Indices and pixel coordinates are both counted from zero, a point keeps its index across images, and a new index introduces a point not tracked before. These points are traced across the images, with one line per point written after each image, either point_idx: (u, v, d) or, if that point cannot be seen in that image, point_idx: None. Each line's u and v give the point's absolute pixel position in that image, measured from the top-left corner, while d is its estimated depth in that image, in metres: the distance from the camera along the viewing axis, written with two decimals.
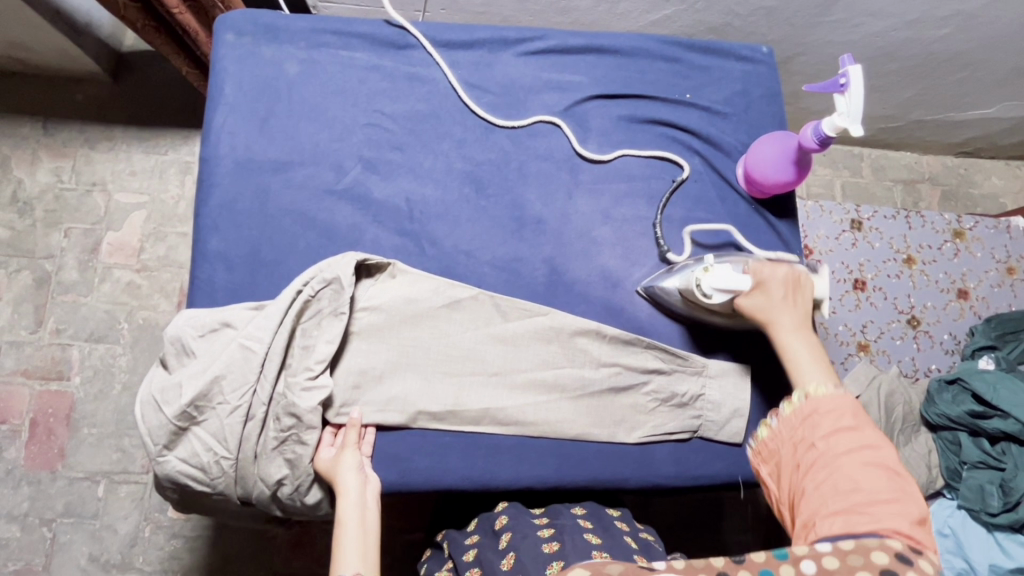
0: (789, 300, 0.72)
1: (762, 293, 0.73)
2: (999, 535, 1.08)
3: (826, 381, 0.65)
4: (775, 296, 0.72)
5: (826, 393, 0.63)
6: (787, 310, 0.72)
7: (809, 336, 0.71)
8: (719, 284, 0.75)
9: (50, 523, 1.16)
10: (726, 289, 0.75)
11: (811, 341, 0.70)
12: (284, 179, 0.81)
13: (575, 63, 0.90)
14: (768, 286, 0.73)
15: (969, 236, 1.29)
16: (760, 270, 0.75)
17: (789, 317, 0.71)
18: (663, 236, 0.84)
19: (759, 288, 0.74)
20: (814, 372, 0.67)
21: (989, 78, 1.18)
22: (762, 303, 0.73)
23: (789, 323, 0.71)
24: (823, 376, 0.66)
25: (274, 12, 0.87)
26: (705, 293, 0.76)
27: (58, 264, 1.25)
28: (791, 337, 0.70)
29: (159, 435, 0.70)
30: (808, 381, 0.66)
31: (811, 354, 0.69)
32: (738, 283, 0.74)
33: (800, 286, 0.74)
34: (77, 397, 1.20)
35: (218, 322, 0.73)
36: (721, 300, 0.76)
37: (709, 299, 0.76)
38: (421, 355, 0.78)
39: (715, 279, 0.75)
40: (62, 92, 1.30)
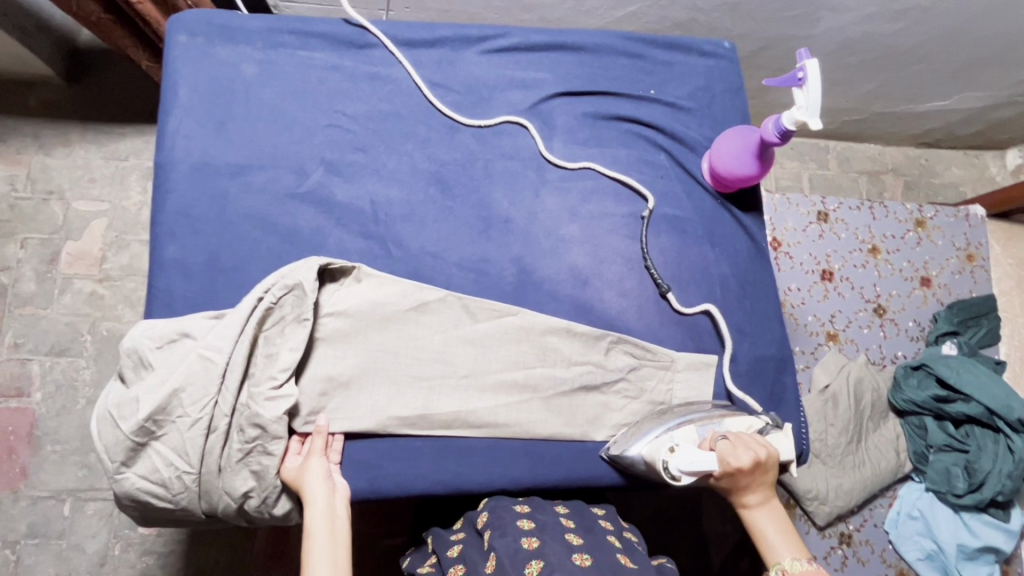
0: (759, 484, 0.73)
1: (731, 483, 0.72)
2: (966, 516, 1.11)
3: (798, 556, 0.70)
4: (747, 484, 0.73)
5: (802, 572, 0.67)
6: (764, 488, 0.73)
7: (778, 509, 0.74)
8: (687, 467, 0.70)
9: (14, 545, 1.11)
10: (692, 471, 0.70)
11: (781, 516, 0.74)
12: (243, 183, 0.79)
13: (539, 60, 0.89)
14: (737, 476, 0.71)
15: (930, 226, 1.32)
16: (729, 452, 0.71)
17: (761, 498, 0.73)
18: (658, 275, 0.84)
19: (729, 475, 0.71)
20: (786, 546, 0.71)
21: (945, 70, 1.20)
22: (733, 489, 0.72)
23: (757, 502, 0.73)
24: (793, 550, 0.70)
25: (228, 11, 0.84)
26: (673, 474, 0.71)
27: (14, 276, 1.20)
28: (761, 516, 0.73)
29: (116, 452, 0.67)
30: (783, 556, 0.70)
31: (780, 529, 0.72)
32: (707, 466, 0.70)
33: (767, 465, 0.72)
34: (39, 413, 1.16)
35: (176, 332, 0.71)
36: (687, 481, 0.72)
37: (679, 480, 0.72)
38: (390, 359, 0.77)
39: (682, 460, 0.71)
40: (14, 96, 1.25)
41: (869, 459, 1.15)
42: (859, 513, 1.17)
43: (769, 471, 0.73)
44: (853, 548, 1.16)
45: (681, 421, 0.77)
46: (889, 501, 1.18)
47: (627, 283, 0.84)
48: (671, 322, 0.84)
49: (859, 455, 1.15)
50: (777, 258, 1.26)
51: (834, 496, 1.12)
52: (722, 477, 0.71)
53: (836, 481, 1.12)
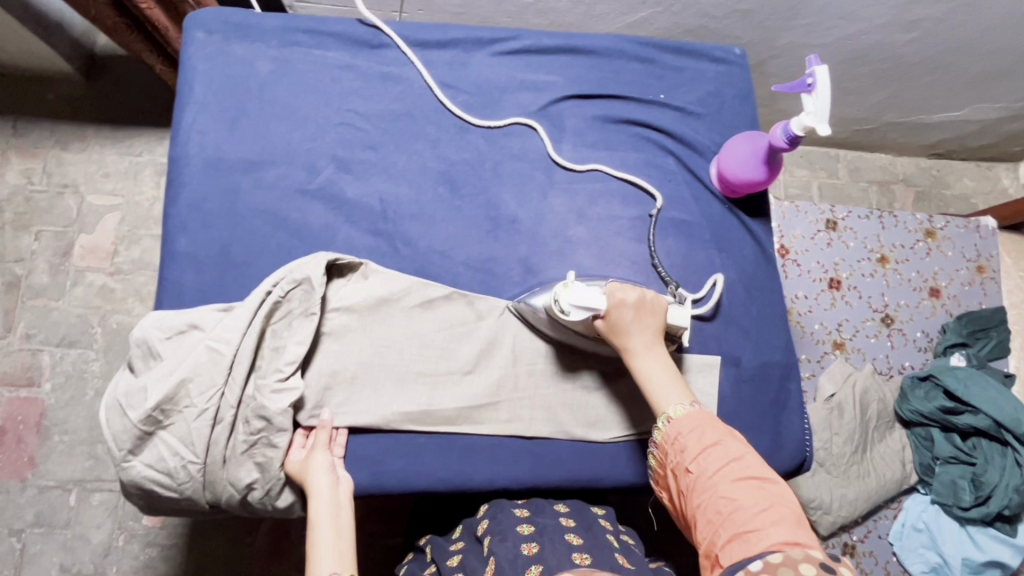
0: (642, 325, 0.73)
1: (615, 319, 0.72)
2: (972, 530, 1.10)
3: (682, 399, 0.70)
4: (630, 323, 0.72)
5: (684, 413, 0.68)
6: (651, 334, 0.73)
7: (663, 355, 0.73)
8: (575, 299, 0.72)
9: (20, 534, 1.12)
10: (583, 305, 0.72)
11: (666, 362, 0.73)
12: (255, 179, 0.80)
13: (549, 63, 0.90)
14: (621, 310, 0.73)
15: (940, 236, 1.31)
16: (618, 290, 0.73)
17: (645, 340, 0.73)
18: (665, 271, 0.85)
19: (615, 309, 0.72)
20: (670, 388, 0.70)
21: (958, 81, 1.20)
22: (618, 324, 0.72)
23: (641, 347, 0.72)
24: (677, 394, 0.70)
25: (244, 10, 0.86)
26: (563, 310, 0.73)
27: (28, 267, 1.22)
28: (645, 359, 0.72)
29: (124, 440, 0.68)
30: (667, 402, 0.70)
31: (666, 372, 0.72)
32: (596, 301, 0.72)
33: (651, 305, 0.74)
34: (48, 403, 1.17)
35: (185, 324, 0.72)
36: (578, 316, 0.72)
37: (569, 316, 0.73)
38: (395, 356, 0.78)
39: (573, 295, 0.72)
40: (33, 91, 1.28)
41: (873, 470, 1.14)
42: (863, 524, 1.17)
43: (655, 315, 0.74)
44: (857, 559, 1.15)
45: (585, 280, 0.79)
46: (894, 513, 1.18)
47: (634, 286, 0.85)
48: None
49: (864, 465, 1.14)
50: (785, 265, 1.25)
51: (838, 506, 1.11)
52: (610, 312, 0.73)
53: (840, 491, 1.12)
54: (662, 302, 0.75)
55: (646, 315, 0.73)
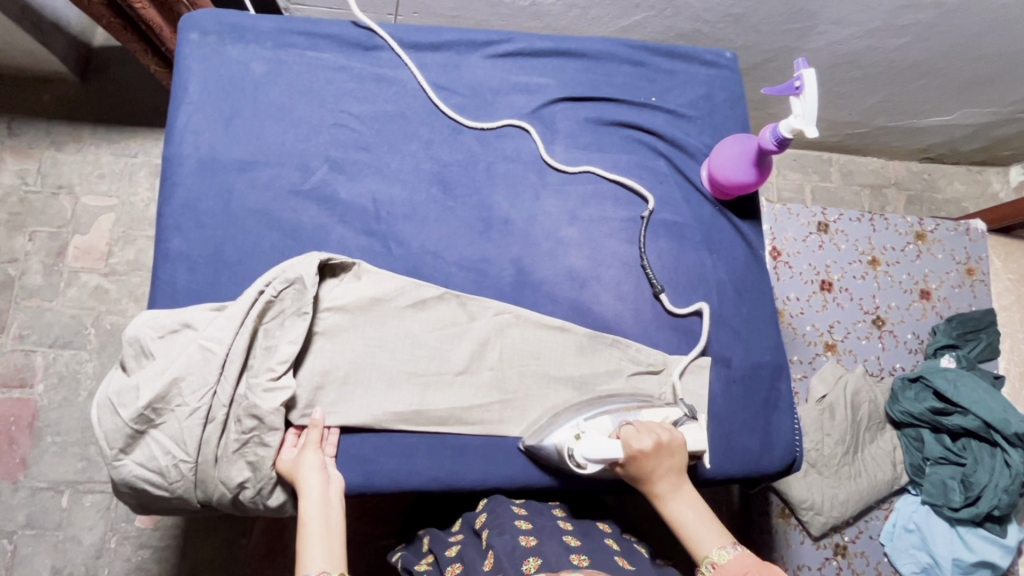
0: (665, 471, 0.73)
1: (636, 470, 0.72)
2: (962, 530, 1.10)
3: (723, 543, 0.69)
4: (653, 473, 0.72)
5: (727, 560, 0.67)
6: (677, 477, 0.73)
7: (692, 495, 0.73)
8: (588, 455, 0.71)
9: (11, 535, 1.12)
10: (599, 458, 0.71)
11: (696, 502, 0.73)
12: (249, 179, 0.80)
13: (542, 66, 0.91)
14: (642, 461, 0.72)
15: (930, 239, 1.32)
16: (632, 437, 0.72)
17: (672, 487, 0.73)
18: (653, 274, 0.85)
19: (633, 461, 0.72)
20: (708, 535, 0.70)
21: (947, 86, 1.21)
22: (641, 476, 0.72)
23: (668, 492, 0.73)
24: (715, 539, 0.70)
25: (239, 12, 0.86)
26: (578, 463, 0.73)
27: (22, 268, 1.22)
28: (675, 505, 0.72)
29: (115, 439, 0.68)
30: (707, 549, 0.70)
31: (699, 516, 0.72)
32: (611, 455, 0.71)
33: (668, 446, 0.73)
34: (41, 404, 1.17)
35: (178, 323, 0.73)
36: (595, 468, 0.73)
37: (585, 468, 0.73)
38: (387, 355, 0.78)
39: (586, 448, 0.72)
40: (28, 92, 1.28)
41: (865, 471, 1.15)
42: (855, 525, 1.17)
43: (676, 457, 0.74)
44: (848, 560, 1.15)
45: (595, 408, 0.78)
46: (884, 513, 1.18)
47: (625, 286, 0.85)
48: (667, 326, 0.85)
49: (855, 466, 1.15)
50: (776, 267, 1.26)
51: (829, 506, 1.12)
52: (631, 464, 0.72)
53: (831, 491, 1.12)
54: (678, 439, 0.74)
55: (665, 458, 0.72)
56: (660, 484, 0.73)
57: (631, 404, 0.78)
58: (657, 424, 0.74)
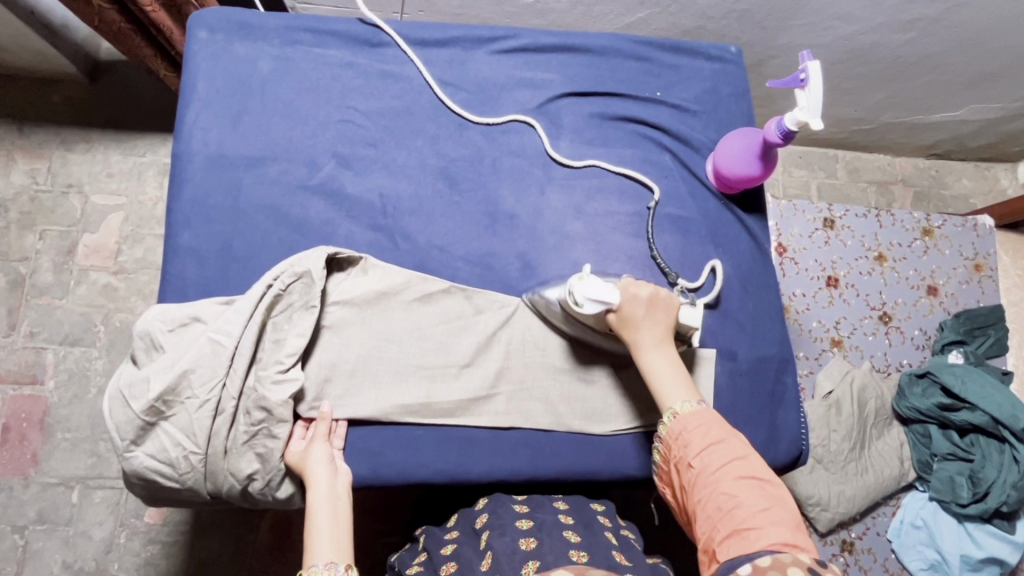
0: (654, 321, 0.73)
1: (628, 316, 0.72)
2: (971, 527, 1.10)
3: (689, 398, 0.70)
4: (641, 319, 0.72)
5: (690, 410, 0.68)
6: (665, 331, 0.73)
7: (673, 353, 0.73)
8: (590, 292, 0.72)
9: (22, 530, 1.13)
10: (598, 298, 0.72)
11: (675, 359, 0.72)
12: (257, 175, 0.81)
13: (547, 61, 0.91)
14: (633, 304, 0.72)
15: (938, 235, 1.31)
16: (631, 284, 0.73)
17: (656, 336, 0.72)
18: (664, 262, 0.86)
19: (628, 306, 0.72)
20: (677, 387, 0.70)
21: (953, 82, 1.21)
22: (630, 319, 0.72)
23: (651, 342, 0.72)
24: (684, 393, 0.70)
25: (246, 10, 0.87)
26: (577, 302, 0.73)
27: (33, 266, 1.23)
28: (654, 356, 0.72)
29: (127, 430, 0.69)
30: (673, 400, 0.70)
31: (674, 370, 0.71)
32: (610, 296, 0.72)
33: (664, 303, 0.74)
34: (51, 401, 1.18)
35: (188, 316, 0.73)
36: (591, 310, 0.72)
37: (582, 309, 0.73)
38: (394, 349, 0.79)
39: (587, 288, 0.72)
40: (38, 93, 1.29)
41: (872, 467, 1.15)
42: (861, 521, 1.17)
43: (669, 314, 0.74)
44: (855, 556, 1.15)
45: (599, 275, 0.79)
46: (892, 509, 1.18)
47: (631, 280, 0.85)
48: None
49: (862, 462, 1.15)
50: (782, 263, 1.26)
51: (836, 502, 1.12)
52: (623, 306, 0.72)
53: (837, 487, 1.12)
54: (675, 301, 0.75)
55: (658, 309, 0.73)
56: (646, 331, 0.72)
57: None
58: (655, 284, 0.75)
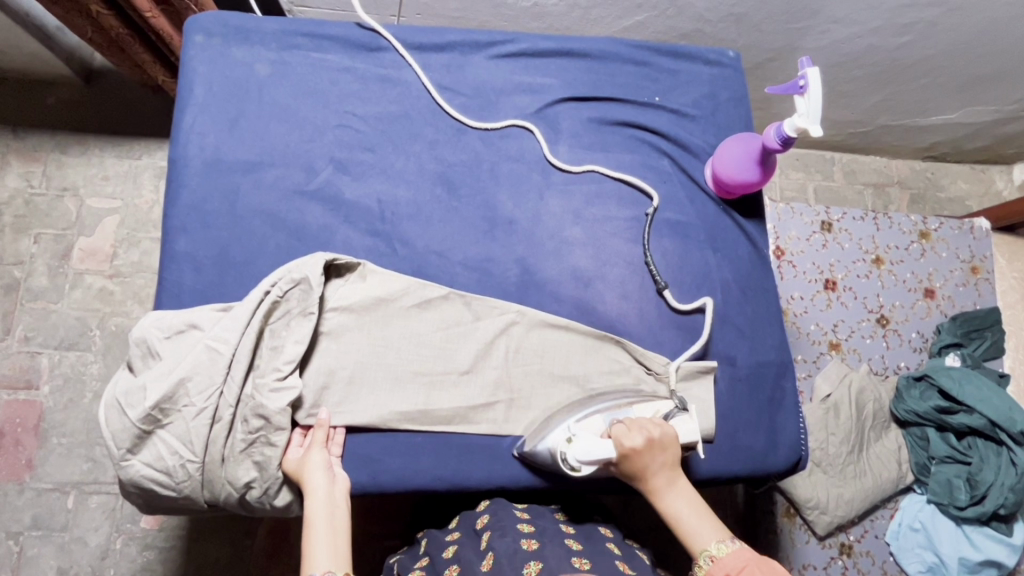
0: (658, 466, 0.72)
1: (631, 467, 0.72)
2: (968, 529, 1.10)
3: (721, 537, 0.70)
4: (647, 467, 0.72)
5: (727, 553, 0.67)
6: (673, 471, 0.73)
7: (686, 489, 0.73)
8: (582, 458, 0.71)
9: (17, 536, 1.12)
10: (591, 461, 0.72)
11: (692, 496, 0.73)
12: (255, 180, 0.81)
13: (545, 66, 0.91)
14: (634, 457, 0.72)
15: (934, 238, 1.32)
16: (623, 434, 0.72)
17: (666, 480, 0.72)
18: (657, 271, 0.85)
19: (626, 458, 0.72)
20: (705, 528, 0.70)
21: (949, 85, 1.21)
22: (634, 471, 0.72)
23: (663, 486, 0.72)
24: (714, 532, 0.70)
25: (242, 14, 0.86)
26: (571, 466, 0.73)
27: (27, 270, 1.22)
28: (671, 499, 0.72)
29: (123, 439, 0.69)
30: (704, 542, 0.70)
31: (694, 510, 0.72)
32: (603, 456, 0.71)
33: (660, 441, 0.73)
34: (46, 406, 1.17)
35: (185, 323, 0.73)
36: (589, 471, 0.73)
37: (579, 470, 0.73)
38: (393, 354, 0.78)
39: (579, 452, 0.72)
40: (33, 95, 1.28)
41: (870, 470, 1.15)
42: (860, 524, 1.16)
43: (671, 452, 0.74)
44: (854, 560, 1.15)
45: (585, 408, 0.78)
46: (890, 512, 1.18)
47: (630, 286, 0.85)
48: (672, 325, 0.85)
49: (860, 465, 1.15)
50: (780, 266, 1.26)
51: (834, 506, 1.12)
52: (623, 460, 0.72)
53: (836, 490, 1.12)
54: (670, 432, 0.74)
55: (657, 452, 0.72)
56: (655, 477, 0.72)
57: (623, 401, 0.78)
58: (649, 420, 0.75)
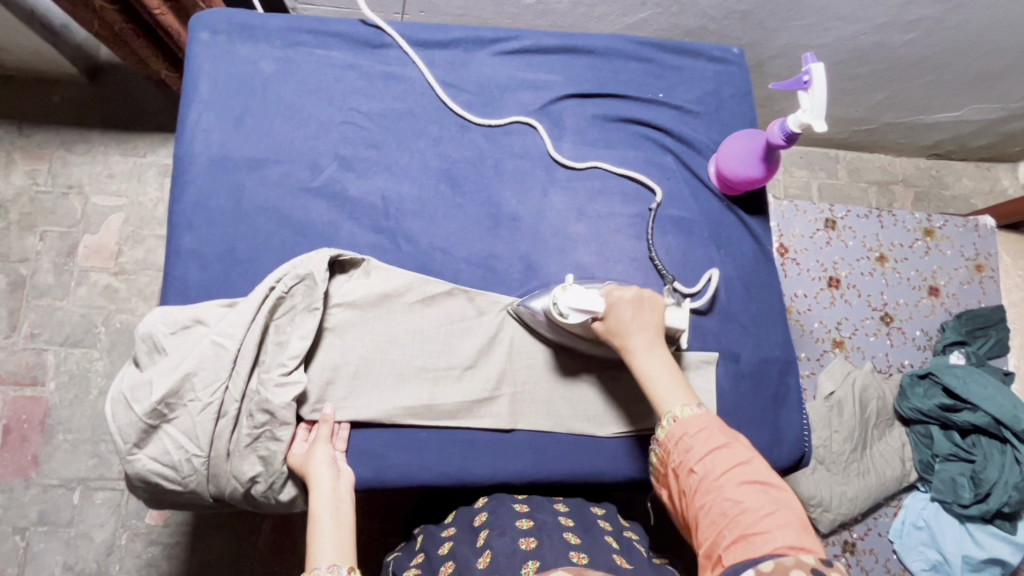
0: (641, 323, 0.72)
1: (614, 322, 0.72)
2: (972, 527, 1.10)
3: (687, 400, 0.68)
4: (630, 324, 0.72)
5: (690, 414, 0.66)
6: (655, 330, 0.73)
7: (665, 356, 0.72)
8: (573, 301, 0.73)
9: (23, 532, 1.13)
10: (581, 306, 0.72)
11: (668, 362, 0.71)
12: (260, 177, 0.81)
13: (550, 63, 0.91)
14: (619, 309, 0.72)
15: (939, 235, 1.31)
16: (615, 290, 0.74)
17: (645, 341, 0.72)
18: (662, 265, 0.86)
19: (612, 312, 0.72)
20: (674, 390, 0.69)
21: (954, 82, 1.21)
22: (616, 324, 0.72)
23: (641, 347, 0.71)
24: (683, 396, 0.68)
25: (247, 11, 0.87)
26: (561, 312, 0.74)
27: (33, 267, 1.23)
28: (647, 360, 0.71)
29: (129, 433, 0.69)
30: (671, 404, 0.68)
31: (668, 373, 0.70)
32: (593, 304, 0.72)
33: (649, 303, 0.74)
34: (52, 402, 1.18)
35: (190, 319, 0.73)
36: (576, 319, 0.73)
37: (567, 319, 0.74)
38: (397, 350, 0.79)
39: (571, 297, 0.73)
40: (38, 94, 1.29)
41: (873, 467, 1.15)
42: (863, 522, 1.17)
43: (656, 314, 0.74)
44: (857, 557, 1.15)
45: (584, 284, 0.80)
46: (893, 510, 1.18)
47: (633, 282, 0.85)
48: None
49: (863, 463, 1.15)
50: (784, 263, 1.26)
51: (837, 503, 1.12)
52: (609, 313, 0.73)
53: (839, 488, 1.12)
54: (660, 300, 0.75)
55: (643, 308, 0.73)
56: (637, 334, 0.72)
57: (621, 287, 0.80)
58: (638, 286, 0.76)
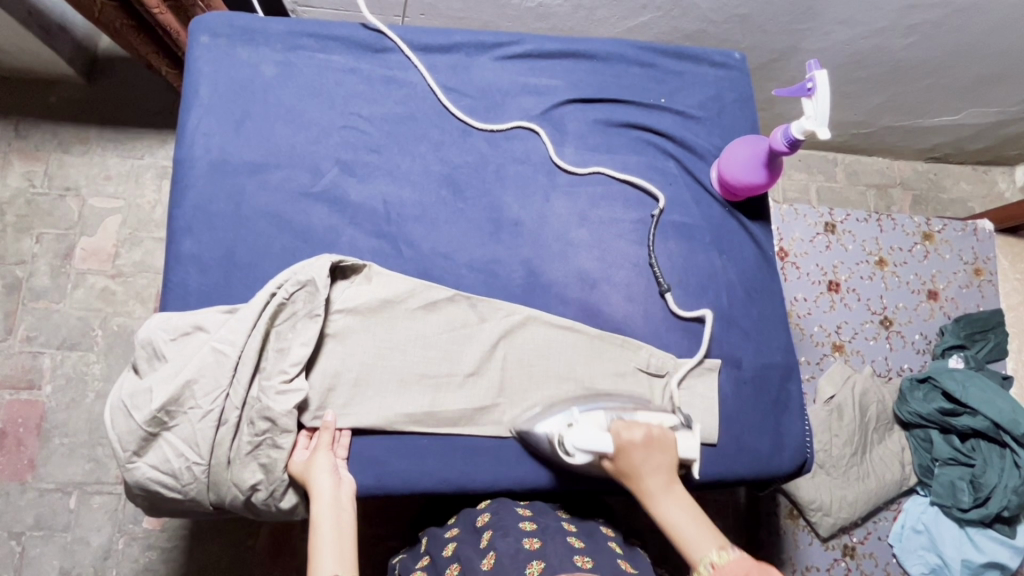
0: (654, 466, 0.71)
1: (626, 464, 0.71)
2: (971, 531, 1.11)
3: (721, 545, 0.64)
4: (643, 466, 0.70)
5: (727, 559, 0.62)
6: (671, 475, 0.71)
7: (684, 497, 0.70)
8: (578, 443, 0.70)
9: (19, 536, 1.12)
10: (588, 448, 0.70)
11: (689, 506, 0.69)
12: (260, 182, 0.80)
13: (551, 67, 0.91)
14: (631, 452, 0.71)
15: (938, 239, 1.32)
16: (624, 428, 0.72)
17: (662, 483, 0.70)
18: (660, 273, 0.85)
19: (624, 453, 0.71)
20: (703, 537, 0.65)
21: (952, 86, 1.21)
22: (629, 466, 0.70)
23: (658, 489, 0.70)
24: (713, 541, 0.65)
25: (248, 14, 0.86)
26: (566, 451, 0.72)
27: (29, 270, 1.22)
28: (666, 504, 0.69)
29: (128, 441, 0.68)
30: (703, 553, 0.64)
31: (693, 519, 0.67)
32: (601, 445, 0.70)
33: (659, 440, 0.72)
34: (48, 406, 1.17)
35: (190, 325, 0.73)
36: (582, 459, 0.71)
37: (572, 457, 0.72)
38: (398, 356, 0.78)
39: (578, 437, 0.71)
40: (35, 95, 1.28)
41: (873, 471, 1.15)
42: (863, 526, 1.17)
43: (670, 456, 0.72)
44: (857, 561, 1.15)
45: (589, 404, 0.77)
46: (893, 514, 1.18)
47: (635, 288, 0.85)
48: (677, 328, 0.85)
49: (863, 467, 1.15)
50: (784, 267, 1.26)
51: (837, 507, 1.12)
52: (620, 455, 0.71)
53: (839, 492, 1.12)
54: (669, 436, 0.73)
55: (656, 450, 0.71)
56: (652, 478, 0.70)
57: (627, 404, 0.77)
58: (646, 419, 0.74)
